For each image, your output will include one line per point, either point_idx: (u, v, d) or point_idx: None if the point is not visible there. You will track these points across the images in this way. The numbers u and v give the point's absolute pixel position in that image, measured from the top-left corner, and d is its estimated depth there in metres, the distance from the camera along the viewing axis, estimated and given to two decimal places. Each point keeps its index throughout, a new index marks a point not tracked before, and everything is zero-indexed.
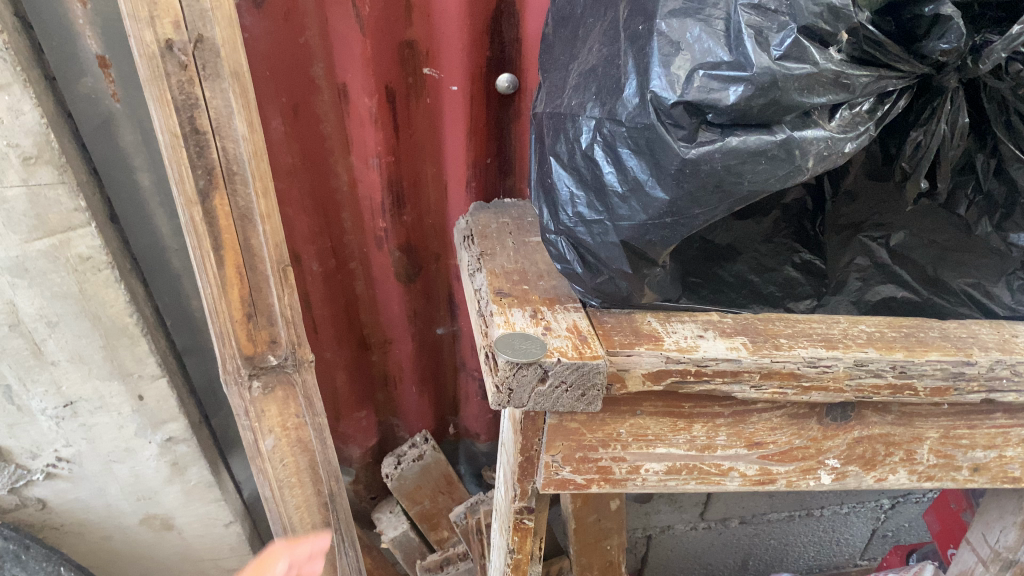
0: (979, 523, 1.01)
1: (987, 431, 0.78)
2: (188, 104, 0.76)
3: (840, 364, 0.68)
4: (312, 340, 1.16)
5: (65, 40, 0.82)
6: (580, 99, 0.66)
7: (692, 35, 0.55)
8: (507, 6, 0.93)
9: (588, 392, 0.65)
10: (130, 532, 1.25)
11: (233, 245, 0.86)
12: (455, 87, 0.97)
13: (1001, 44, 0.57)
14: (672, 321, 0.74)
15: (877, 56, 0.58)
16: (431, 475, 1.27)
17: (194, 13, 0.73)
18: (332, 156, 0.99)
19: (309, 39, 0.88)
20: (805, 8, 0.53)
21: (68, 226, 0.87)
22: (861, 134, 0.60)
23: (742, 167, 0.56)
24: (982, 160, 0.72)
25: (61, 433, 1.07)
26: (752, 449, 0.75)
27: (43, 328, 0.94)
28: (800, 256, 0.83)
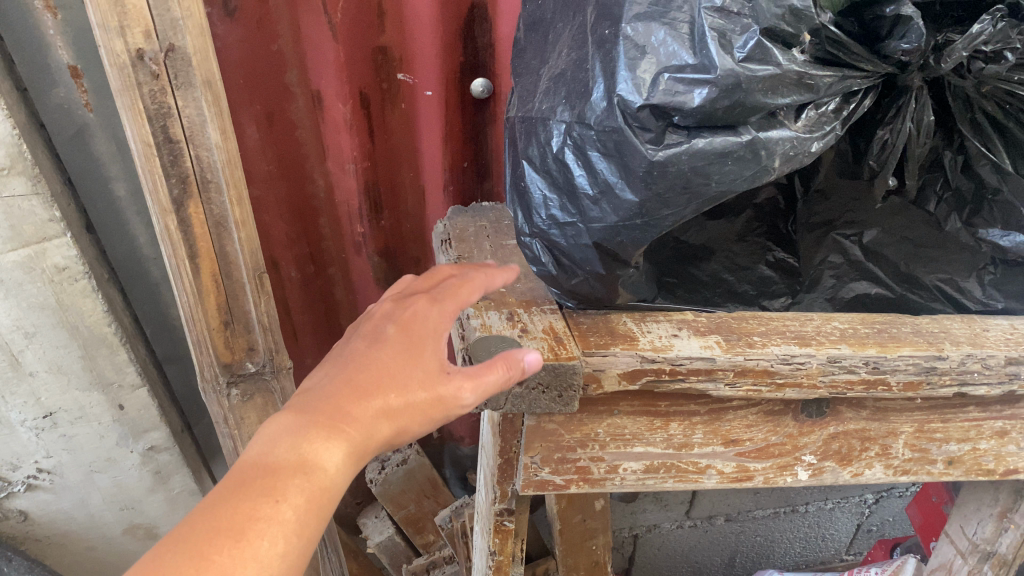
0: (957, 516, 1.02)
1: (961, 425, 0.79)
2: (161, 113, 0.76)
3: (813, 361, 0.69)
4: (293, 345, 1.18)
5: (36, 51, 0.82)
6: (550, 103, 0.67)
7: (657, 38, 0.55)
8: (479, 11, 0.94)
9: (565, 392, 0.65)
10: (114, 542, 1.25)
11: (209, 253, 0.87)
12: (430, 92, 0.97)
13: (962, 43, 0.58)
14: (647, 321, 0.74)
15: (840, 55, 0.59)
16: (416, 479, 1.27)
17: (165, 22, 0.73)
18: (308, 161, 0.99)
19: (281, 46, 0.88)
20: (766, 10, 0.53)
21: (43, 237, 0.87)
22: (826, 134, 0.61)
23: (709, 168, 0.57)
24: (949, 157, 0.73)
25: (41, 444, 1.06)
26: (729, 446, 0.76)
27: (21, 339, 0.94)
28: (773, 255, 0.84)
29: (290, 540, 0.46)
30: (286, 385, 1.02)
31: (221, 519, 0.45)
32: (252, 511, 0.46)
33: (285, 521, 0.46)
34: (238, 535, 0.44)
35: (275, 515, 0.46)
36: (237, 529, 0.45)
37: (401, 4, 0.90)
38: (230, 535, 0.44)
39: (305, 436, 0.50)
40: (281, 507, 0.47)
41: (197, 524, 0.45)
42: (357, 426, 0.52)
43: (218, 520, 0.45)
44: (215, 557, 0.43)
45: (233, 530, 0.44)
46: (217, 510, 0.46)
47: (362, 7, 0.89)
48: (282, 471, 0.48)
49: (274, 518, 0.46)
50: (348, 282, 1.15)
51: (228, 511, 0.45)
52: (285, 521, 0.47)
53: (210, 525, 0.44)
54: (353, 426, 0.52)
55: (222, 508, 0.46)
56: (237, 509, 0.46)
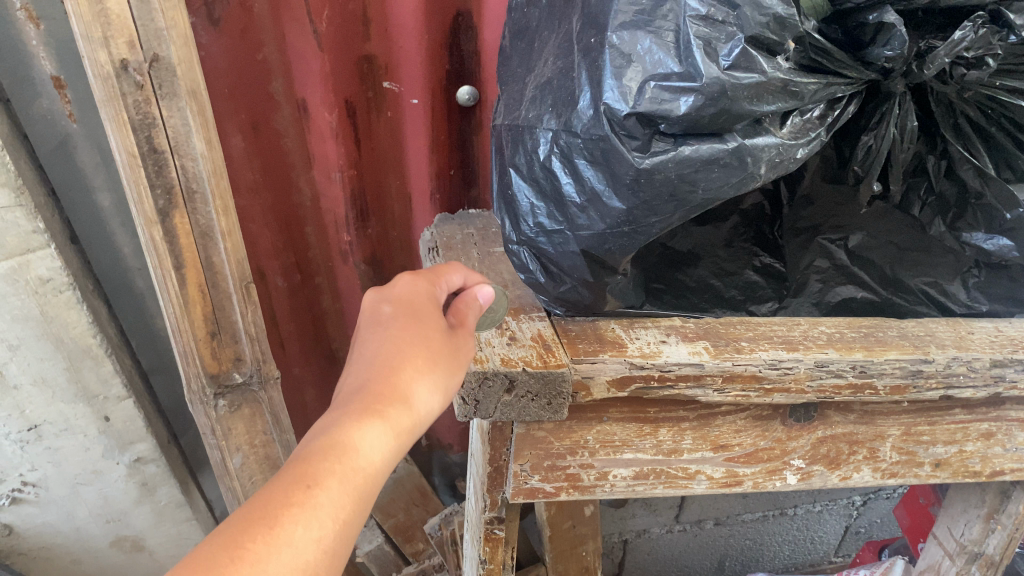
0: (944, 518, 1.03)
1: (947, 427, 0.79)
2: (145, 123, 0.76)
3: (800, 366, 0.69)
4: (279, 354, 1.17)
5: (18, 61, 0.81)
6: (537, 111, 0.67)
7: (643, 47, 0.55)
8: (463, 19, 0.94)
9: (554, 400, 0.65)
10: (100, 554, 1.24)
11: (194, 263, 0.86)
12: (415, 100, 0.97)
13: (944, 49, 0.58)
14: (635, 327, 0.74)
15: (823, 63, 0.60)
16: (404, 487, 1.31)
17: (149, 32, 0.72)
18: (294, 170, 0.99)
19: (266, 55, 0.88)
20: (752, 18, 0.53)
21: (27, 249, 0.86)
22: (812, 140, 0.61)
23: (696, 175, 0.57)
24: (933, 162, 0.74)
25: (25, 457, 1.05)
26: (718, 452, 0.76)
27: (4, 352, 0.93)
28: (760, 260, 0.85)
29: (342, 530, 0.43)
30: (273, 394, 1.01)
31: (280, 505, 0.41)
32: (311, 497, 0.42)
33: (341, 512, 0.43)
34: (298, 521, 0.40)
35: (331, 503, 0.43)
36: (296, 514, 0.41)
37: (385, 13, 0.90)
38: (290, 521, 0.40)
39: (355, 425, 0.47)
40: (336, 496, 0.43)
41: (256, 511, 0.40)
42: (402, 418, 0.49)
43: (277, 505, 0.41)
44: (278, 542, 0.39)
45: (294, 516, 0.40)
46: (274, 496, 0.41)
47: (345, 17, 0.89)
48: (336, 460, 0.45)
49: (331, 507, 0.43)
50: (334, 290, 1.15)
51: (286, 497, 0.41)
52: (340, 513, 0.43)
53: (270, 513, 0.40)
54: (399, 419, 0.49)
55: (279, 493, 0.42)
56: (295, 495, 0.42)
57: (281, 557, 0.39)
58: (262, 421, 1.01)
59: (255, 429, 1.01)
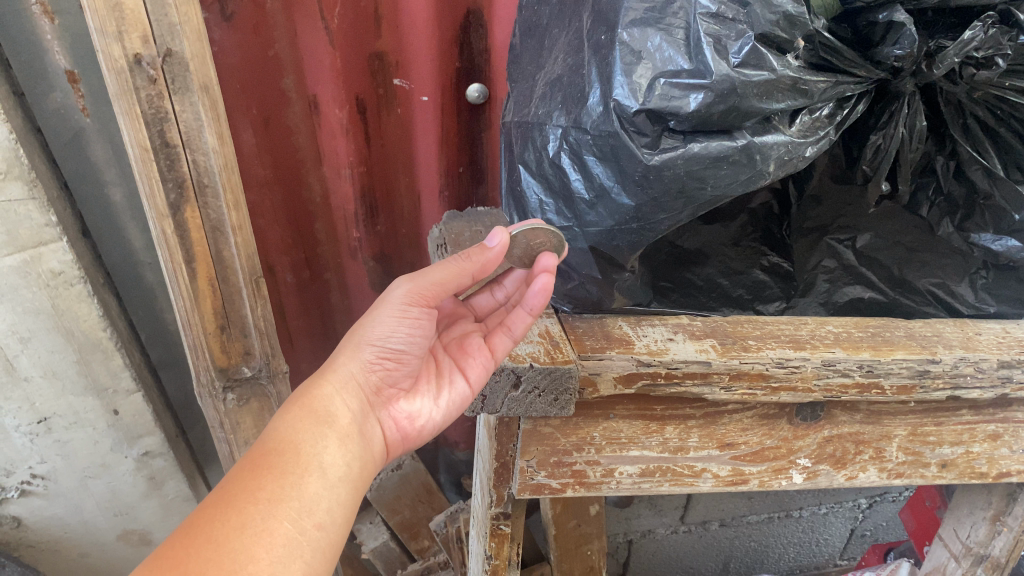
0: (950, 519, 1.03)
1: (954, 428, 0.79)
2: (158, 118, 0.77)
3: (807, 365, 0.69)
4: (288, 350, 1.18)
5: (32, 55, 0.82)
6: (546, 108, 0.68)
7: (653, 44, 0.55)
8: (474, 17, 0.94)
9: (560, 396, 0.64)
10: (107, 547, 1.25)
11: (205, 258, 0.87)
12: (426, 98, 0.98)
13: (953, 49, 0.58)
14: (643, 325, 0.74)
15: (833, 61, 0.60)
16: (410, 484, 1.27)
17: (163, 28, 0.73)
18: (304, 167, 1.00)
19: (278, 51, 0.89)
20: (762, 16, 0.54)
21: (39, 242, 0.87)
22: (821, 139, 0.61)
23: (705, 172, 0.58)
24: (941, 162, 0.74)
25: (34, 450, 1.06)
26: (724, 450, 0.76)
27: (15, 344, 0.94)
28: (767, 260, 0.84)
29: (283, 511, 0.50)
30: (282, 389, 1.02)
31: (213, 509, 0.48)
32: (241, 491, 0.49)
33: (274, 493, 0.50)
34: (231, 516, 0.47)
35: (262, 489, 0.50)
36: (228, 509, 0.48)
37: (396, 10, 0.91)
38: (226, 516, 0.47)
39: (275, 429, 0.56)
40: (266, 486, 0.51)
41: (194, 518, 0.47)
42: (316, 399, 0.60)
43: (210, 511, 0.48)
44: (216, 535, 0.46)
45: (226, 511, 0.47)
46: (208, 505, 0.48)
47: (357, 14, 0.89)
48: (260, 461, 0.53)
49: (262, 494, 0.50)
50: (343, 287, 1.15)
51: (217, 502, 0.48)
52: (275, 496, 0.50)
53: (204, 517, 0.47)
54: (314, 406, 0.59)
55: (215, 497, 0.49)
56: (227, 497, 0.49)
57: (219, 545, 0.45)
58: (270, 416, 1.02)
59: (263, 424, 1.02)
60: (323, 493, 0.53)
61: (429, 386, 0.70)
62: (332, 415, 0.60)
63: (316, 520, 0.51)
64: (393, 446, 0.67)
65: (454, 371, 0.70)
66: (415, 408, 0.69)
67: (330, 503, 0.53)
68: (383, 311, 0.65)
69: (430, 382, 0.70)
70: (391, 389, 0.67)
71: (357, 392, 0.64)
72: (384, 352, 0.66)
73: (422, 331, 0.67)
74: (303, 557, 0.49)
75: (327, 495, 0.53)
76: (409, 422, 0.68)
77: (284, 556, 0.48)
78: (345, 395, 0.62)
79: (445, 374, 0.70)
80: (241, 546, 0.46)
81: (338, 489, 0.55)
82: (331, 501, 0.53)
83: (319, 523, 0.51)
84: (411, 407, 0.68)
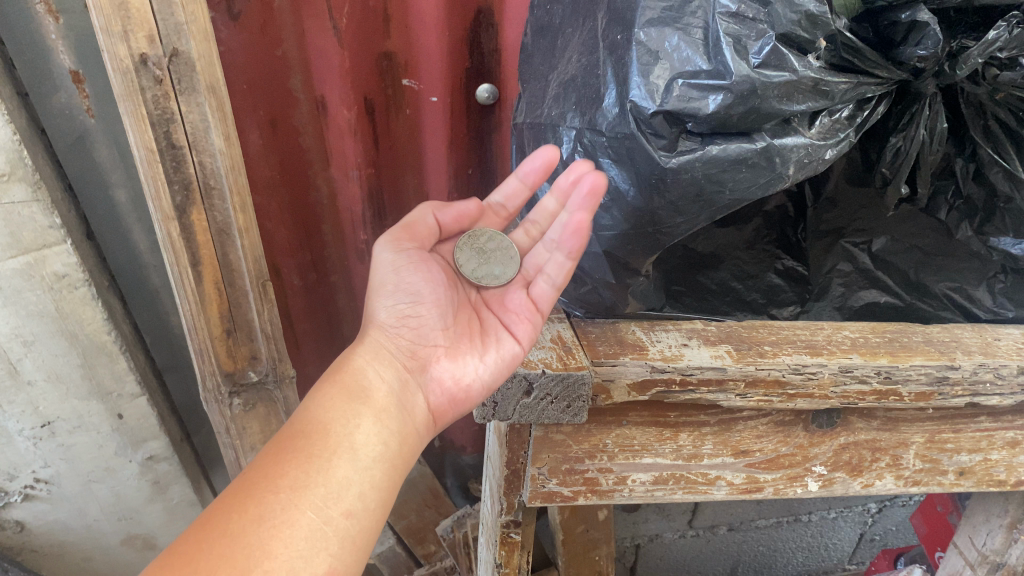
0: (965, 527, 1.02)
1: (972, 435, 0.78)
2: (164, 119, 0.76)
3: (824, 372, 0.68)
4: (294, 353, 1.17)
5: (37, 55, 0.80)
6: (560, 108, 0.67)
7: (671, 44, 0.54)
8: (485, 16, 0.92)
9: (572, 403, 0.63)
10: (110, 551, 1.24)
11: (211, 260, 0.86)
12: (435, 98, 0.96)
13: (978, 49, 0.57)
14: (656, 330, 0.73)
15: (854, 62, 0.59)
16: (418, 488, 1.29)
17: (169, 27, 0.72)
18: (312, 169, 0.99)
19: (286, 51, 0.88)
20: (782, 16, 0.52)
21: (43, 244, 0.86)
22: (840, 141, 0.60)
23: (723, 175, 0.57)
24: (961, 165, 0.73)
25: (38, 454, 1.05)
26: (739, 457, 0.74)
27: (19, 348, 0.93)
28: (782, 263, 0.81)
29: (307, 500, 0.49)
30: (289, 394, 1.01)
31: (234, 498, 0.48)
32: (263, 480, 0.50)
33: (296, 480, 0.50)
34: (249, 507, 0.47)
35: (285, 477, 0.50)
36: (246, 500, 0.48)
37: (405, 9, 0.89)
38: (244, 508, 0.47)
39: (305, 410, 0.57)
40: (290, 472, 0.51)
41: (213, 509, 0.48)
42: (351, 371, 0.62)
43: (231, 500, 0.48)
44: (231, 528, 0.46)
45: (244, 503, 0.48)
46: (229, 496, 0.49)
47: (366, 13, 0.88)
48: (289, 444, 0.53)
49: (285, 481, 0.50)
50: (350, 289, 1.14)
51: (240, 491, 0.49)
52: (298, 483, 0.50)
53: (224, 509, 0.47)
54: (343, 378, 0.61)
55: (236, 485, 0.50)
56: (249, 486, 0.49)
57: (232, 539, 0.45)
58: (277, 420, 1.01)
59: (269, 429, 1.01)
60: (353, 477, 0.53)
61: (471, 346, 0.68)
62: (360, 384, 0.61)
63: (343, 508, 0.51)
64: (444, 413, 0.66)
65: (500, 332, 0.69)
66: (460, 367, 0.67)
67: (361, 488, 0.53)
68: (379, 274, 0.69)
69: (472, 342, 0.69)
70: (427, 349, 0.67)
71: (391, 360, 0.64)
72: (401, 311, 0.67)
73: (427, 283, 0.69)
74: (327, 548, 0.48)
75: (356, 479, 0.53)
76: (455, 382, 0.66)
77: (307, 548, 0.47)
78: (373, 362, 0.63)
79: (490, 335, 0.69)
80: (258, 540, 0.46)
81: (370, 471, 0.54)
82: (361, 485, 0.53)
83: (348, 511, 0.51)
84: (456, 367, 0.67)
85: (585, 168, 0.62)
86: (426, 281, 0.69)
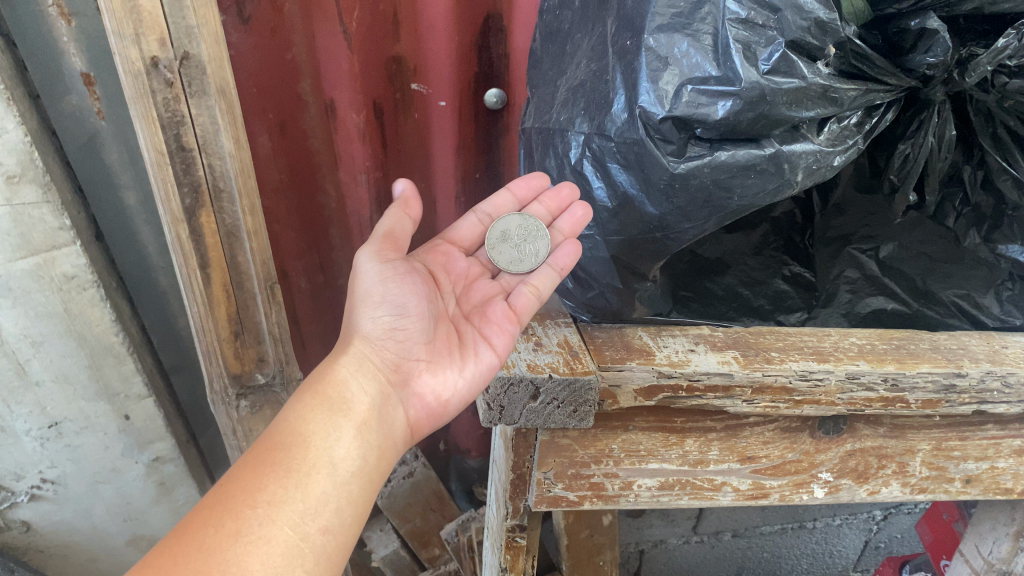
0: (972, 535, 1.01)
1: (980, 443, 0.78)
2: (174, 121, 0.76)
3: (831, 378, 0.68)
4: (301, 355, 1.17)
5: (49, 58, 0.81)
6: (569, 114, 0.67)
7: (681, 50, 0.54)
8: (494, 22, 0.93)
9: (580, 407, 0.63)
10: (115, 553, 1.24)
11: (220, 263, 0.87)
12: (443, 103, 0.97)
13: (987, 57, 0.57)
14: (663, 335, 0.73)
15: (864, 69, 0.59)
16: (422, 492, 1.26)
17: (180, 30, 0.72)
18: (320, 172, 0.99)
19: (296, 54, 0.88)
20: (793, 22, 0.52)
21: (52, 245, 0.86)
22: (849, 148, 0.60)
23: (732, 181, 0.57)
24: (969, 172, 0.73)
25: (45, 454, 1.05)
26: (745, 463, 0.74)
27: (27, 348, 0.93)
28: (789, 269, 0.83)
29: (284, 515, 0.49)
30: None
31: (210, 511, 0.48)
32: (241, 492, 0.50)
33: (275, 495, 0.50)
34: (225, 522, 0.47)
35: (263, 491, 0.50)
36: (223, 514, 0.48)
37: (415, 13, 0.90)
38: (220, 522, 0.47)
39: (287, 420, 0.56)
40: (268, 487, 0.51)
41: (188, 523, 0.47)
42: (329, 382, 0.61)
43: (206, 513, 0.48)
44: (206, 544, 0.46)
45: (221, 516, 0.48)
46: (204, 509, 0.49)
47: (376, 17, 0.88)
48: (267, 455, 0.53)
49: (262, 496, 0.50)
50: None
51: (217, 504, 0.49)
52: (276, 498, 0.50)
53: (199, 521, 0.47)
54: (325, 390, 0.60)
55: (213, 496, 0.50)
56: (224, 500, 0.49)
57: (207, 556, 0.45)
58: None
59: None
60: (330, 491, 0.53)
61: (450, 359, 0.68)
62: (344, 399, 0.60)
63: (321, 525, 0.51)
64: (422, 427, 0.67)
65: (477, 340, 0.69)
66: (440, 380, 0.67)
67: (338, 503, 0.53)
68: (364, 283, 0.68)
69: (452, 354, 0.68)
70: (411, 363, 0.67)
71: (375, 371, 0.64)
72: (386, 322, 0.67)
73: (413, 294, 0.68)
74: (303, 566, 0.48)
75: (336, 493, 0.53)
76: (434, 398, 0.67)
77: (283, 564, 0.47)
78: (360, 377, 0.62)
79: (467, 345, 0.69)
80: (233, 557, 0.46)
81: (349, 486, 0.55)
82: (339, 499, 0.53)
83: (324, 527, 0.51)
84: (437, 381, 0.67)
85: (572, 193, 0.68)
86: (414, 294, 0.68)
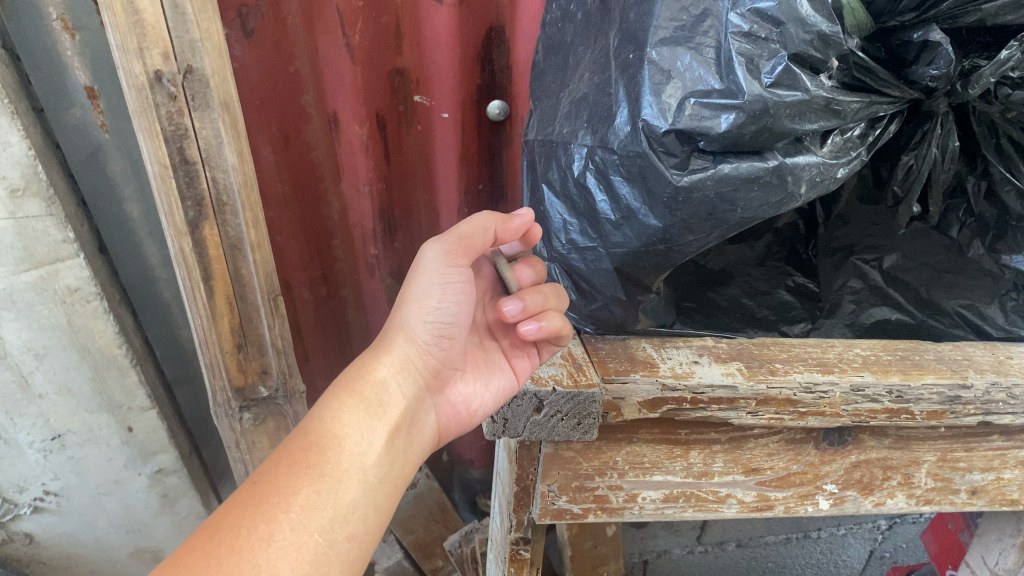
0: (977, 546, 1.01)
1: (985, 454, 0.77)
2: (178, 134, 0.76)
3: (836, 390, 0.67)
4: (303, 367, 1.17)
5: (53, 72, 0.81)
6: (572, 126, 0.67)
7: (683, 63, 0.54)
8: (496, 33, 0.93)
9: (583, 420, 0.63)
10: (118, 565, 1.24)
11: (223, 276, 0.87)
12: (446, 115, 0.96)
13: (990, 69, 0.57)
14: (666, 347, 0.73)
15: (867, 81, 0.59)
16: (425, 503, 1.28)
17: (184, 44, 0.73)
18: (324, 183, 0.99)
19: (298, 67, 0.88)
20: (795, 36, 0.52)
21: (56, 258, 0.86)
22: (852, 160, 0.60)
23: (734, 194, 0.57)
24: (973, 182, 0.73)
25: (48, 466, 1.05)
26: (750, 475, 0.74)
27: (31, 361, 0.93)
28: (793, 280, 0.83)
29: (315, 521, 0.49)
30: (299, 409, 1.00)
31: (243, 512, 0.48)
32: (274, 496, 0.49)
33: (307, 500, 0.50)
34: (257, 526, 0.47)
35: (296, 495, 0.50)
36: (256, 517, 0.47)
37: (417, 26, 0.90)
38: (252, 526, 0.47)
39: (320, 421, 0.56)
40: (301, 491, 0.50)
41: (218, 524, 0.47)
42: (370, 383, 0.61)
43: (238, 515, 0.48)
44: (239, 548, 0.45)
45: (253, 520, 0.47)
46: (234, 510, 0.48)
47: (379, 30, 0.88)
48: (301, 457, 0.53)
49: (295, 500, 0.49)
50: (359, 304, 1.15)
51: (251, 507, 0.48)
52: (308, 503, 0.50)
53: (231, 524, 0.47)
54: (361, 390, 0.60)
55: (243, 497, 0.49)
56: (258, 502, 0.49)
57: (240, 560, 0.45)
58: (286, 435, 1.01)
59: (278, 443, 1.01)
60: (358, 499, 0.53)
61: (479, 371, 0.70)
62: (379, 404, 0.60)
63: (348, 532, 0.51)
64: (450, 431, 0.69)
65: (503, 360, 0.71)
66: (471, 391, 0.69)
67: (366, 510, 0.53)
68: (424, 280, 0.64)
69: (480, 366, 0.71)
70: (447, 371, 0.68)
71: (414, 375, 0.64)
72: (437, 329, 0.65)
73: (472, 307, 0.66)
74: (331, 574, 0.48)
75: (363, 501, 0.53)
76: (465, 406, 0.69)
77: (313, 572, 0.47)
78: (398, 381, 0.63)
79: (494, 359, 0.71)
80: (264, 562, 0.45)
81: (376, 493, 0.54)
82: (367, 507, 0.53)
83: (350, 535, 0.51)
84: (468, 390, 0.69)
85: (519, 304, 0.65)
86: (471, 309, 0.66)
